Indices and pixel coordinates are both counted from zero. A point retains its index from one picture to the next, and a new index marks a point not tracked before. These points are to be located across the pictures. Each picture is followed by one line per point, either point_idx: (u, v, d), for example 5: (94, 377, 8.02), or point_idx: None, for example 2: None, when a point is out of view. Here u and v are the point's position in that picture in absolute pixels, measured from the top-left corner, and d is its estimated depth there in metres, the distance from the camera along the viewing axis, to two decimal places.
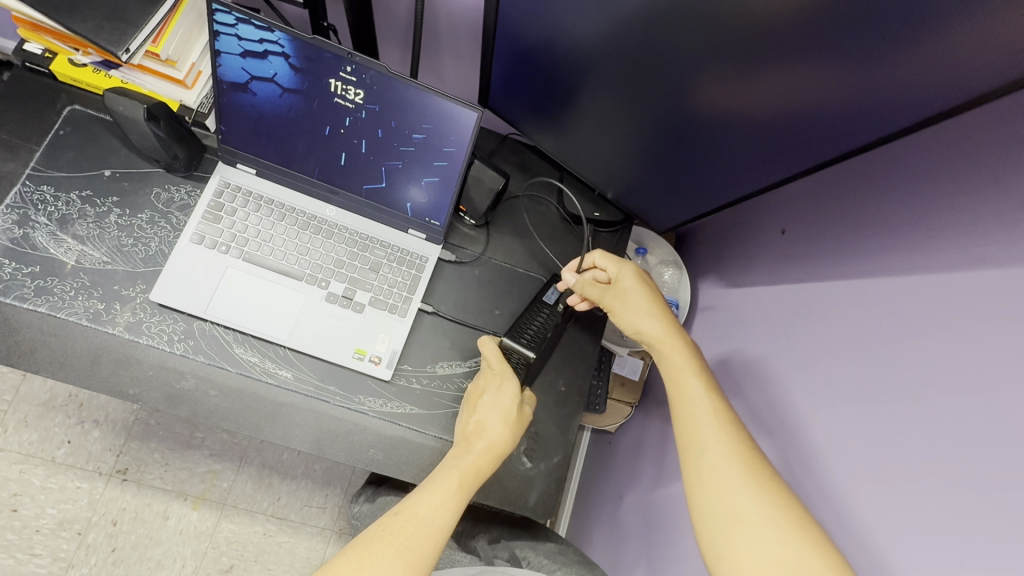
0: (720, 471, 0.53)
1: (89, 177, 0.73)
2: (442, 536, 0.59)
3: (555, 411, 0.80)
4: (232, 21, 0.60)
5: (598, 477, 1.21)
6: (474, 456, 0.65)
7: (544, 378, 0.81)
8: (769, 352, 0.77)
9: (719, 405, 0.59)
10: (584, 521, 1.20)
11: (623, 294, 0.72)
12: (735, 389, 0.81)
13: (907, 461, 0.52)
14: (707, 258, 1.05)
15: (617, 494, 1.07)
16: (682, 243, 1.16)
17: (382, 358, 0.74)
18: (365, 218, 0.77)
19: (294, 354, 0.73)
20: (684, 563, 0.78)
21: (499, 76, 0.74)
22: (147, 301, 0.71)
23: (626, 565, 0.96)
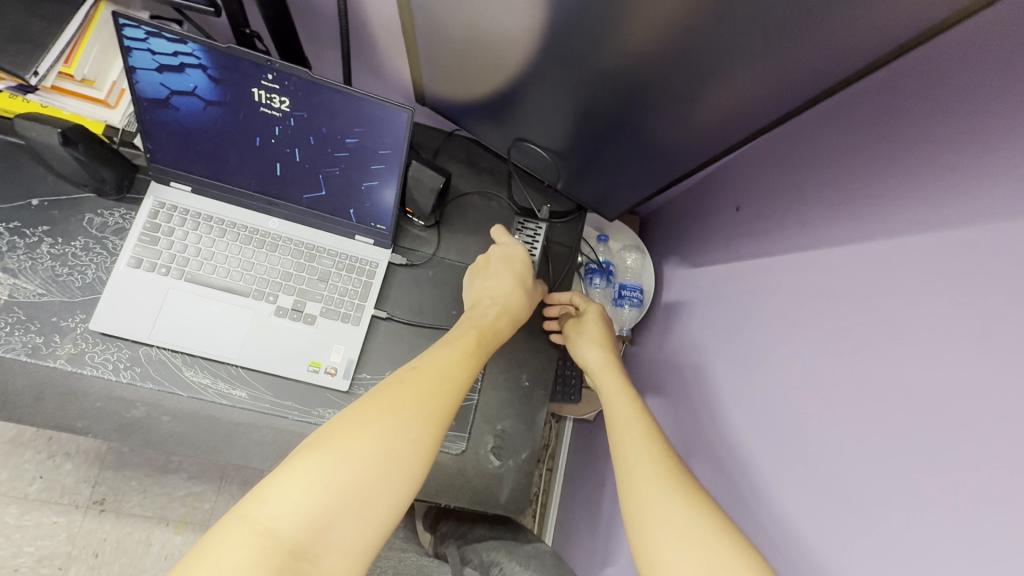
0: (649, 480, 0.56)
1: (15, 207, 0.70)
2: (466, 385, 0.61)
3: (519, 407, 0.79)
4: (142, 35, 0.57)
5: (581, 465, 1.21)
6: (491, 316, 0.71)
7: (508, 373, 0.80)
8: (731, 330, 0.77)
9: (651, 431, 0.63)
10: (571, 510, 1.21)
11: (584, 325, 0.80)
12: (702, 373, 0.81)
13: (863, 440, 0.52)
14: (670, 240, 1.05)
15: (601, 481, 1.08)
16: (645, 227, 1.16)
17: (338, 369, 0.73)
18: (309, 228, 0.75)
19: (247, 373, 0.72)
20: None
21: (434, 74, 0.72)
22: (88, 331, 0.68)
23: (612, 550, 0.97)
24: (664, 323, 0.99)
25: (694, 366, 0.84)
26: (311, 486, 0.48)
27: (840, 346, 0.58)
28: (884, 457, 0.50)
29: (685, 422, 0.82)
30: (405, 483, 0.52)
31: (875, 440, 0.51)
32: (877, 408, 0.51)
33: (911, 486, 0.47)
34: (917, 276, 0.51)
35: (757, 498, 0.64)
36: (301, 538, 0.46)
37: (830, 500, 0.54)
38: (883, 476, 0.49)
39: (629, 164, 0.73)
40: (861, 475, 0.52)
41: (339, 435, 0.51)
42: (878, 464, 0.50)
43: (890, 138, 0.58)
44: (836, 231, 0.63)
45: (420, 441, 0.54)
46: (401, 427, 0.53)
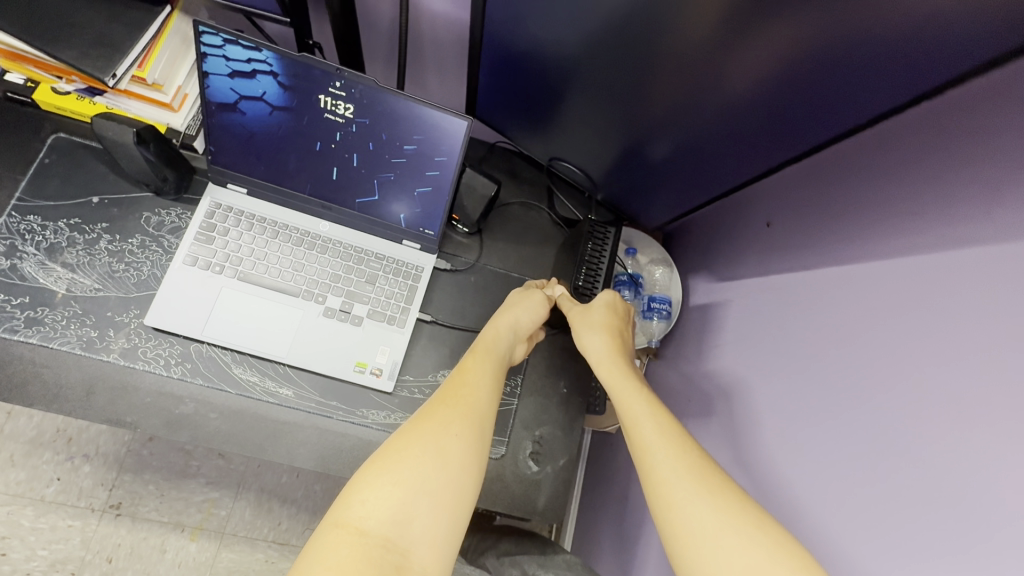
0: (673, 484, 0.54)
1: (77, 204, 0.71)
2: (494, 394, 0.61)
3: (558, 414, 0.80)
4: (219, 42, 0.60)
5: (602, 479, 1.21)
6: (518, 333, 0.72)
7: (545, 378, 0.81)
8: (763, 342, 0.78)
9: (669, 428, 0.61)
10: (593, 524, 1.20)
11: (588, 310, 0.76)
12: (733, 385, 0.82)
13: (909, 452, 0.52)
14: (697, 255, 1.07)
15: (625, 494, 1.08)
16: (670, 241, 1.17)
17: (383, 370, 0.74)
18: (358, 232, 0.77)
19: (294, 372, 0.72)
20: None
21: (488, 85, 0.74)
22: (142, 326, 0.69)
23: (639, 563, 0.96)
24: (692, 336, 1.00)
25: (725, 378, 0.85)
26: (380, 484, 0.49)
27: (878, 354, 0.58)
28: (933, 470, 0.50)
29: (716, 434, 0.82)
30: (462, 475, 0.53)
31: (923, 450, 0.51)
32: (926, 418, 0.51)
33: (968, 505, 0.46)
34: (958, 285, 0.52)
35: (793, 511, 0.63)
36: (389, 533, 0.47)
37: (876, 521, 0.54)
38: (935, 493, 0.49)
39: (667, 172, 0.75)
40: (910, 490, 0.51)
41: (394, 441, 0.53)
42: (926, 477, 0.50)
43: (923, 154, 0.60)
44: (873, 242, 0.64)
45: (462, 436, 0.55)
46: (439, 425, 0.55)
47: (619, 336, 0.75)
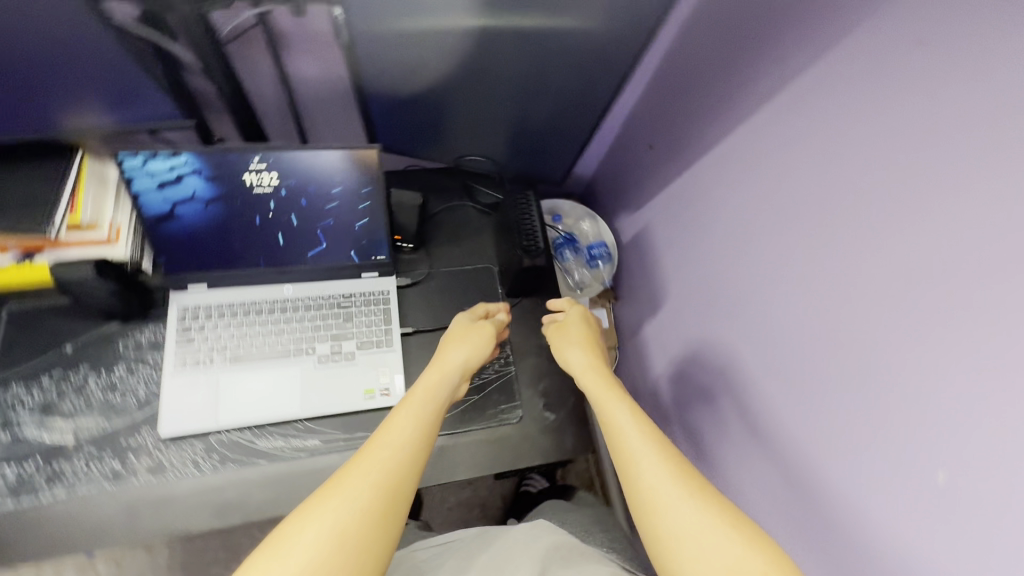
0: (659, 490, 0.55)
1: (52, 358, 0.75)
2: (420, 455, 0.60)
3: (552, 365, 0.89)
4: (140, 162, 0.67)
5: None
6: (450, 376, 0.70)
7: (528, 340, 0.90)
8: (686, 241, 0.90)
9: (649, 432, 0.62)
10: None
11: (564, 328, 0.81)
12: (679, 284, 0.94)
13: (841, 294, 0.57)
14: (610, 199, 1.20)
15: None
16: (588, 195, 1.30)
17: (391, 388, 0.81)
18: (320, 282, 0.84)
19: (314, 422, 0.78)
20: None
21: (379, 116, 0.79)
22: (159, 440, 0.73)
23: None
24: (635, 264, 1.13)
25: (673, 281, 0.97)
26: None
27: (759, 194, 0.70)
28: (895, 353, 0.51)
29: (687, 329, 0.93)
30: (370, 544, 0.52)
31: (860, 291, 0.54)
32: (869, 293, 0.53)
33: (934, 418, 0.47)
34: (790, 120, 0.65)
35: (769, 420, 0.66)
36: None
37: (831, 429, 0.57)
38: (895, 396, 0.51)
39: (554, 123, 0.83)
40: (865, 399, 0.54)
41: (293, 523, 0.51)
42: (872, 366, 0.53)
43: None
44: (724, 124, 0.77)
45: (371, 504, 0.53)
46: (345, 498, 0.53)
47: (597, 349, 0.78)
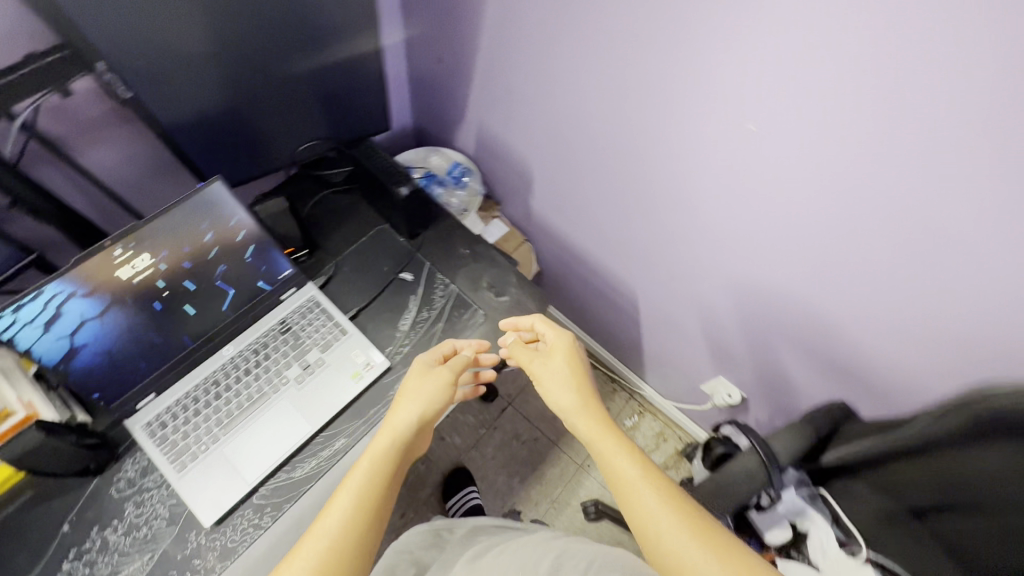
0: (670, 540, 0.57)
1: (57, 544, 0.72)
2: (360, 544, 0.61)
3: (479, 263, 0.98)
4: (8, 317, 0.62)
5: (569, 288, 1.46)
6: (401, 451, 0.71)
7: (449, 257, 0.98)
8: (513, 100, 1.03)
9: (660, 486, 0.63)
10: (596, 313, 1.45)
11: (551, 363, 0.80)
12: (531, 139, 1.08)
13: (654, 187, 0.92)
14: (439, 123, 1.31)
15: (583, 271, 1.34)
16: (422, 134, 1.40)
17: (370, 361, 0.86)
18: (251, 328, 0.86)
19: (328, 428, 0.82)
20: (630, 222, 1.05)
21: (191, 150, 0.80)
22: (208, 532, 0.74)
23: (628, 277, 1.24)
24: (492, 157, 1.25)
25: (525, 144, 1.11)
26: None
27: (565, 146, 1.02)
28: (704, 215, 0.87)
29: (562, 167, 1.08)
30: None
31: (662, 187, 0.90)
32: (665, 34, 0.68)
33: (738, 243, 0.86)
34: (543, 92, 0.95)
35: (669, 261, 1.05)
36: None
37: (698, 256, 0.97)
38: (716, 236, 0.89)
39: (344, 69, 0.86)
40: (705, 242, 0.92)
41: None
42: (697, 225, 0.90)
43: None
44: None
45: None
46: None
47: (586, 386, 0.78)
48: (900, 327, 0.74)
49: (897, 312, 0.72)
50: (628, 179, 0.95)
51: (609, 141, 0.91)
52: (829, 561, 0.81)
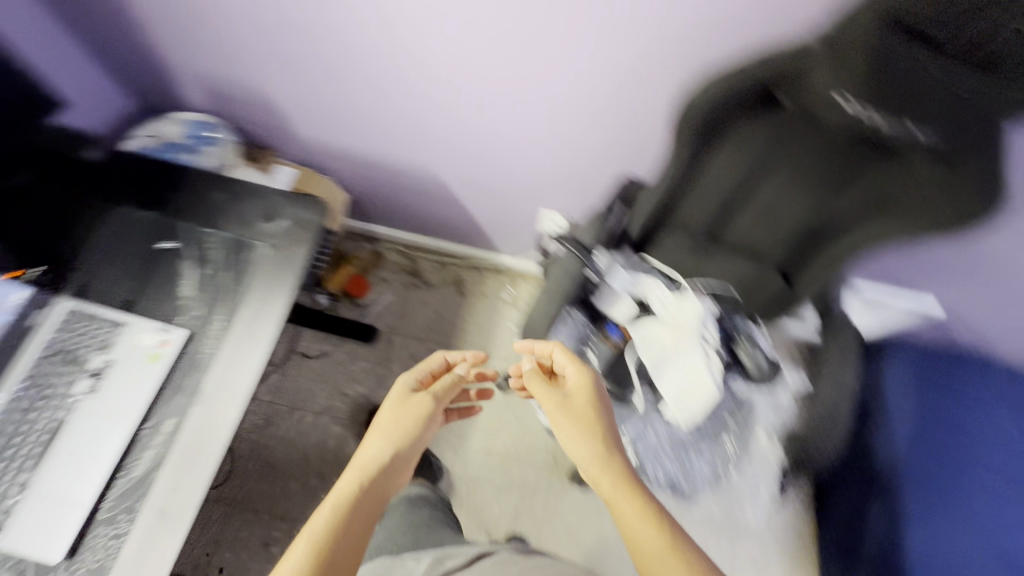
0: (649, 561, 0.75)
1: None
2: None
3: (244, 202, 0.93)
4: None
5: (389, 199, 1.48)
6: (376, 485, 0.84)
7: (210, 206, 0.92)
8: (237, 57, 1.09)
9: (656, 520, 0.79)
10: (424, 210, 1.50)
11: (569, 399, 0.93)
12: (269, 69, 1.11)
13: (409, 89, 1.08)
14: (170, 78, 1.20)
15: (386, 173, 1.37)
16: (161, 100, 1.28)
17: (165, 339, 0.82)
18: (10, 367, 0.76)
19: (152, 417, 0.78)
20: (396, 109, 1.15)
21: None
22: (66, 565, 0.70)
23: (423, 157, 1.28)
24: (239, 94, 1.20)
25: (263, 68, 1.11)
26: None
27: (326, 87, 1.13)
28: (455, 93, 1.07)
29: (313, 83, 1.12)
30: None
31: (414, 86, 1.07)
32: None
33: (490, 104, 1.08)
34: (281, 46, 1.05)
35: (458, 149, 1.24)
36: None
37: (473, 132, 1.17)
38: (474, 105, 1.09)
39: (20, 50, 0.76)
40: (471, 114, 1.12)
41: None
42: (458, 103, 1.09)
43: None
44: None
45: None
46: None
47: (596, 420, 0.90)
48: (602, 105, 1.03)
49: (591, 89, 1.00)
50: (368, 79, 1.08)
51: (356, 65, 1.05)
52: (668, 306, 1.10)
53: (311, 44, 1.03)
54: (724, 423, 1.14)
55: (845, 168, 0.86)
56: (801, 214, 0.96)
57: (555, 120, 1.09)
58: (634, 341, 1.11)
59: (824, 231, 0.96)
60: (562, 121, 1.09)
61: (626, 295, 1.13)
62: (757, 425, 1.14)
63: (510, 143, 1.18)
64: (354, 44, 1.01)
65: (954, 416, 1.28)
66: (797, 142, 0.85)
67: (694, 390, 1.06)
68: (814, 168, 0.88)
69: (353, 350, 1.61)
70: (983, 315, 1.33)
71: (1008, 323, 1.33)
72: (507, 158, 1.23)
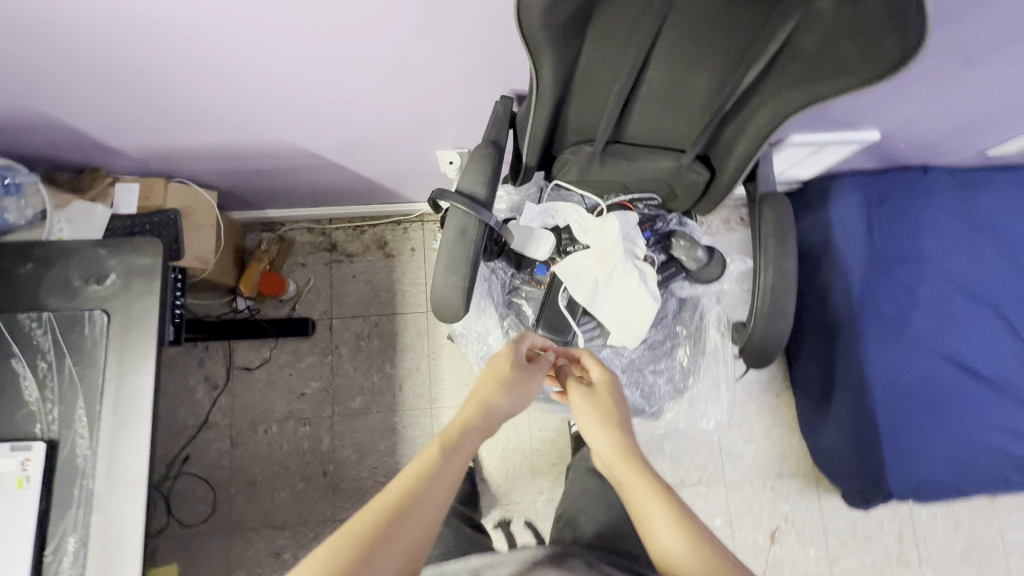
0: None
1: None
2: (424, 533, 0.59)
3: (59, 266, 0.77)
4: None
5: (270, 183, 1.29)
6: (486, 429, 0.72)
7: (31, 283, 0.77)
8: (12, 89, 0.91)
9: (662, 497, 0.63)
10: (311, 182, 1.30)
11: (591, 397, 0.79)
12: (56, 91, 0.93)
13: (221, 64, 0.91)
14: None
15: (248, 156, 1.17)
16: None
17: (26, 455, 0.71)
18: None
19: (52, 540, 0.70)
20: (222, 95, 0.98)
21: None
22: None
23: (278, 128, 1.08)
24: (26, 116, 0.97)
25: (44, 87, 0.92)
26: None
27: (140, 101, 0.98)
28: (274, 56, 0.89)
29: (116, 93, 0.95)
30: None
31: (222, 59, 0.89)
32: None
33: (326, 69, 0.93)
34: (54, 66, 0.88)
35: (311, 120, 1.07)
36: None
37: (317, 95, 1.01)
38: (303, 65, 0.92)
39: None
40: (306, 77, 0.95)
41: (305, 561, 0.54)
42: (292, 74, 0.94)
43: None
44: None
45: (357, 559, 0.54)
46: (348, 544, 0.55)
47: (610, 412, 0.76)
48: (438, 39, 0.88)
49: (416, 27, 0.85)
50: (172, 73, 0.92)
51: (149, 68, 0.90)
52: (590, 231, 1.01)
53: (94, 57, 0.86)
54: (676, 332, 1.08)
55: (735, 30, 0.71)
56: (703, 92, 0.82)
57: (397, 60, 0.92)
58: (562, 278, 1.01)
59: (731, 106, 0.83)
60: (413, 67, 0.94)
61: (545, 230, 1.02)
62: (709, 324, 1.07)
63: (362, 100, 1.02)
64: (126, 32, 0.82)
65: (906, 247, 1.39)
66: (672, 14, 0.69)
67: (636, 313, 0.99)
68: (702, 39, 0.73)
69: (295, 348, 1.51)
70: (911, 126, 1.25)
71: (935, 127, 1.25)
72: (367, 116, 1.07)
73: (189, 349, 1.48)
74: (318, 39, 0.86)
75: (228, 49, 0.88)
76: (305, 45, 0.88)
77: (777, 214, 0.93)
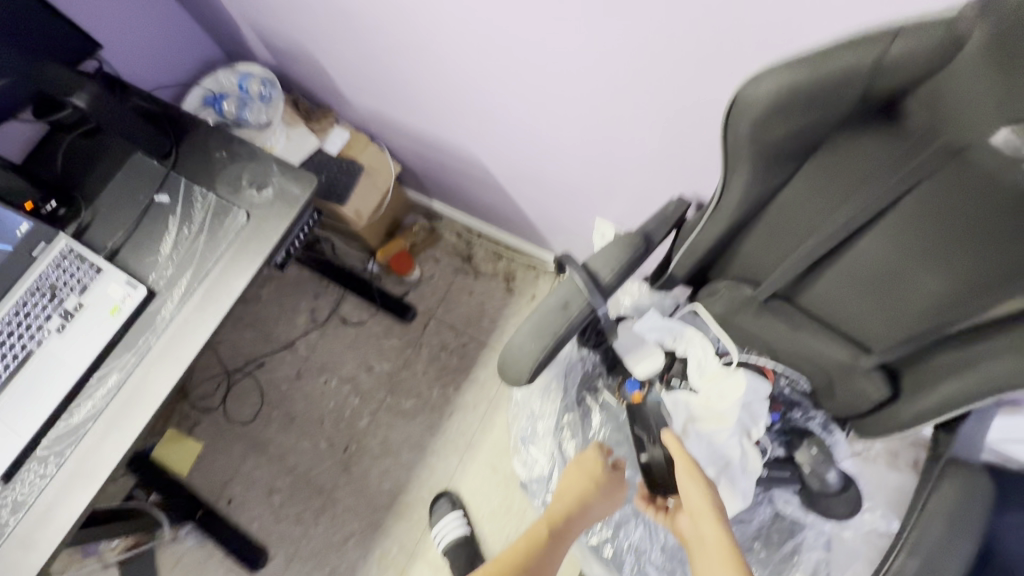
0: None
1: None
2: None
3: (237, 162, 0.91)
4: None
5: (445, 180, 1.38)
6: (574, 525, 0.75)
7: (222, 172, 0.90)
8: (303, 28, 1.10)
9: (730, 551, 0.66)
10: (477, 196, 1.36)
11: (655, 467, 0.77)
12: (328, 41, 1.09)
13: (446, 72, 0.98)
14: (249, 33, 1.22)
15: (438, 152, 1.26)
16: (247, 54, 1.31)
17: (129, 291, 0.81)
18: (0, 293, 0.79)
19: (98, 370, 0.79)
20: (441, 94, 1.06)
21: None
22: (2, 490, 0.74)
23: (472, 142, 1.15)
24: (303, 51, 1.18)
25: (321, 36, 1.09)
26: None
27: (380, 73, 1.10)
28: (490, 83, 0.94)
29: (366, 61, 1.09)
30: None
31: (449, 68, 0.96)
32: None
33: (533, 110, 0.95)
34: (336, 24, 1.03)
35: (501, 145, 1.10)
36: None
37: (513, 129, 1.03)
38: (514, 100, 0.95)
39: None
40: (507, 108, 0.98)
41: None
42: (506, 101, 0.96)
43: None
44: None
45: None
46: None
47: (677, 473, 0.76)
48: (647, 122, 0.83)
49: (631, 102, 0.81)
50: (411, 61, 1.01)
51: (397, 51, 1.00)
52: (709, 380, 0.85)
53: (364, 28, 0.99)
54: (751, 547, 0.85)
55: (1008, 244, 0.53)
56: (924, 298, 0.64)
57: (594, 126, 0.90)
58: (655, 410, 0.85)
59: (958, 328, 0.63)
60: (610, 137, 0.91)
61: (658, 349, 0.88)
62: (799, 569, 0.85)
63: (544, 147, 1.03)
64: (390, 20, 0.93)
65: None
66: (923, 190, 0.55)
67: None
68: (949, 238, 0.56)
69: (388, 326, 1.57)
70: None
71: None
72: (547, 164, 1.08)
73: (315, 279, 1.63)
74: (540, 80, 0.87)
75: (460, 64, 0.94)
76: (528, 82, 0.89)
77: (964, 496, 0.66)
